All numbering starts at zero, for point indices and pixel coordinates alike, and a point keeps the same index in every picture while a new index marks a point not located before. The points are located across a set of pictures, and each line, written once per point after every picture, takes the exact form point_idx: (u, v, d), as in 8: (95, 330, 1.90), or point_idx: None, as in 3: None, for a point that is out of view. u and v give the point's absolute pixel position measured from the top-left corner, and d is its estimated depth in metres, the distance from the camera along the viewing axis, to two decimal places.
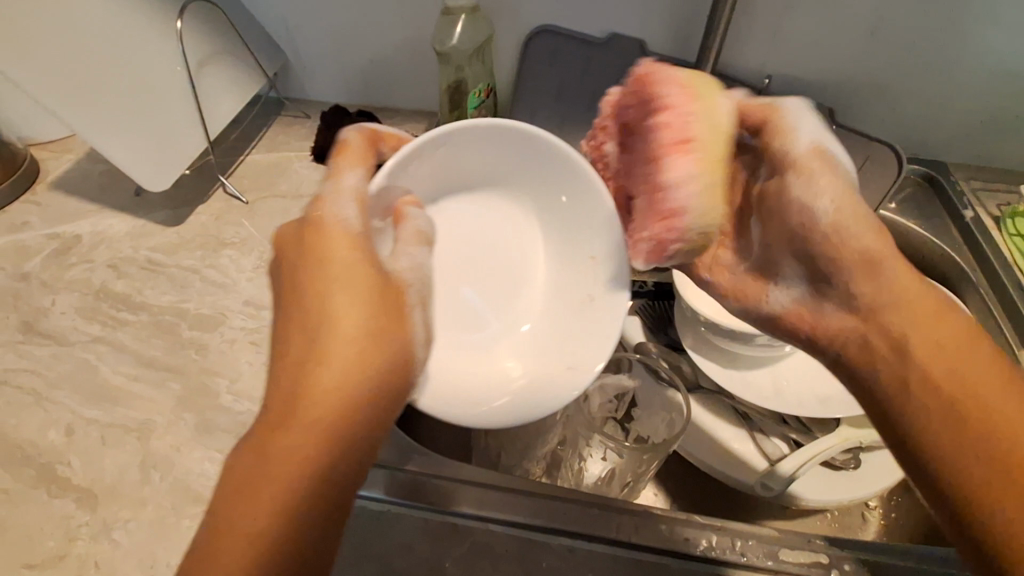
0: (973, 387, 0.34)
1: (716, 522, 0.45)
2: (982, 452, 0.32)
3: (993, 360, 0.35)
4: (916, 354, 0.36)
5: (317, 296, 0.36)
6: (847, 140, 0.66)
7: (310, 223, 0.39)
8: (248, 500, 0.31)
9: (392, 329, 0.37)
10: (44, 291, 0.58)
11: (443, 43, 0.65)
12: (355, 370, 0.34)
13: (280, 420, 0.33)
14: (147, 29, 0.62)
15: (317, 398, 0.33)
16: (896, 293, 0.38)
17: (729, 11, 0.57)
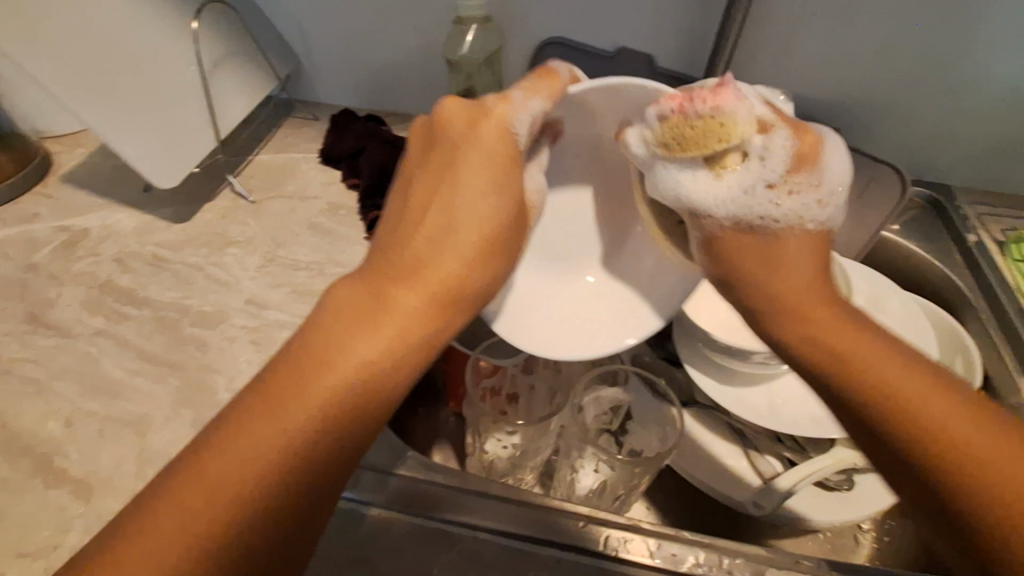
0: (975, 449, 0.32)
1: (705, 539, 0.45)
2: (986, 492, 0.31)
3: (985, 424, 0.33)
4: (877, 386, 0.35)
5: (442, 196, 0.37)
6: (854, 160, 0.65)
7: (486, 111, 0.38)
8: (331, 376, 0.32)
9: (506, 242, 0.38)
10: (50, 282, 0.59)
11: (453, 52, 0.66)
12: (459, 268, 0.36)
13: (398, 275, 0.35)
14: (164, 30, 0.63)
15: (421, 296, 0.34)
16: (852, 346, 0.37)
17: (738, 23, 0.58)
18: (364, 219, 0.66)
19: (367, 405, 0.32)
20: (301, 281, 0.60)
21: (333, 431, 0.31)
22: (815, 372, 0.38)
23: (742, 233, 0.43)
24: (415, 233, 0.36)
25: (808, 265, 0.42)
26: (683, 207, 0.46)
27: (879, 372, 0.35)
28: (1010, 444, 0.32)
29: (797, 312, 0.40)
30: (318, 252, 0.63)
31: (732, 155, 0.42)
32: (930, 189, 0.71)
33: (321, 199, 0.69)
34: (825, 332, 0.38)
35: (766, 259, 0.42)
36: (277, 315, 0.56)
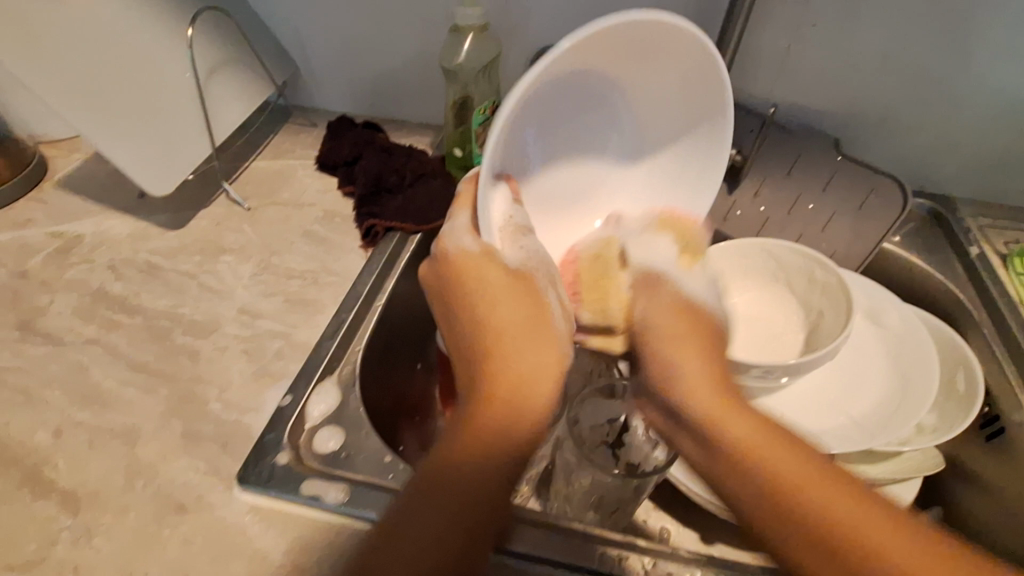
0: (845, 523, 0.33)
1: (700, 557, 0.44)
2: (821, 515, 0.33)
3: (880, 516, 0.33)
4: (828, 519, 0.33)
5: (488, 302, 0.40)
6: (853, 173, 0.64)
7: (441, 259, 0.43)
8: (425, 502, 0.33)
9: (542, 314, 0.40)
10: (43, 289, 0.59)
11: (450, 60, 0.66)
12: (520, 358, 0.38)
13: (469, 395, 0.37)
14: (160, 36, 0.63)
15: (517, 393, 0.36)
16: (738, 427, 0.37)
17: (735, 41, 0.59)
18: (359, 228, 0.65)
19: (488, 491, 0.34)
20: (296, 289, 0.59)
21: (446, 524, 0.33)
22: (738, 448, 0.36)
23: (655, 311, 0.43)
24: (467, 360, 0.40)
25: (711, 377, 0.40)
26: (618, 249, 0.49)
27: (739, 434, 0.37)
28: (898, 529, 0.33)
29: (693, 400, 0.39)
30: (313, 260, 0.62)
31: (655, 233, 0.49)
32: (931, 201, 0.71)
33: (317, 207, 0.68)
34: (707, 411, 0.38)
35: (689, 339, 0.42)
36: (270, 324, 0.56)
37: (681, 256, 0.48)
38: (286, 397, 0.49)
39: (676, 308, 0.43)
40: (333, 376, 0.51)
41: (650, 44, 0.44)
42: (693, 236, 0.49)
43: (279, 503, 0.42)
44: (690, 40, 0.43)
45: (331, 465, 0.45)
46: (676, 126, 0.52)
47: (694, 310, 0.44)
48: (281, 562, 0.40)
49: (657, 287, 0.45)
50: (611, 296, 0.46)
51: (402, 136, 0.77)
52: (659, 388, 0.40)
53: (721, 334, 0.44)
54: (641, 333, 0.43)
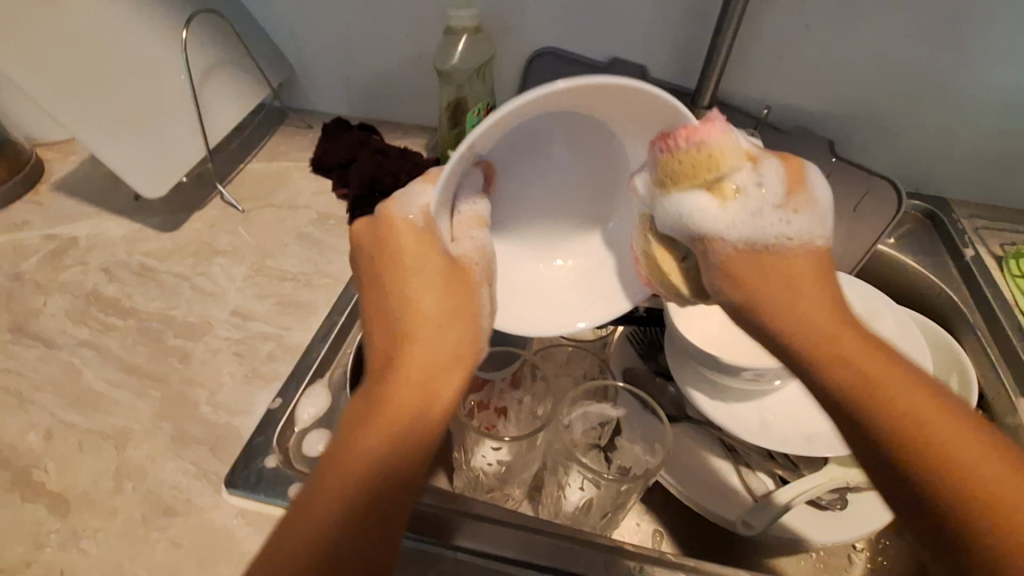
0: (956, 454, 0.29)
1: (688, 562, 0.44)
2: (923, 455, 0.29)
3: (979, 437, 0.30)
4: (918, 436, 0.30)
5: (414, 284, 0.36)
6: (846, 173, 0.65)
7: (380, 219, 0.38)
8: (338, 482, 0.30)
9: (466, 291, 0.36)
10: (37, 291, 0.59)
11: (444, 61, 0.66)
12: (447, 332, 0.34)
13: (387, 366, 0.34)
14: (155, 39, 0.63)
15: (409, 383, 0.32)
16: (812, 313, 0.35)
17: (728, 42, 0.58)
18: (353, 230, 0.65)
19: (416, 427, 0.31)
20: (288, 291, 0.59)
21: (359, 517, 0.29)
22: (811, 350, 0.34)
23: (745, 254, 0.38)
24: (379, 335, 0.36)
25: (811, 280, 0.37)
26: (644, 226, 0.44)
27: (848, 380, 0.32)
28: (985, 440, 0.30)
29: (814, 353, 0.34)
30: (306, 263, 0.62)
31: (682, 164, 0.42)
32: (927, 203, 0.71)
33: (311, 209, 0.69)
34: (821, 335, 0.34)
35: (788, 278, 0.37)
36: (262, 327, 0.56)
37: (790, 189, 0.39)
38: (277, 399, 0.49)
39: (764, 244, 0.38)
40: (323, 379, 0.51)
41: (632, 94, 0.37)
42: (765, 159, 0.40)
43: (271, 507, 0.43)
44: (654, 103, 0.37)
45: (323, 467, 0.46)
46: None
47: (767, 261, 0.38)
48: None
49: (722, 145, 0.38)
50: (664, 261, 0.43)
51: (397, 138, 0.77)
52: (719, 280, 0.39)
53: (833, 273, 0.38)
54: (750, 241, 0.38)
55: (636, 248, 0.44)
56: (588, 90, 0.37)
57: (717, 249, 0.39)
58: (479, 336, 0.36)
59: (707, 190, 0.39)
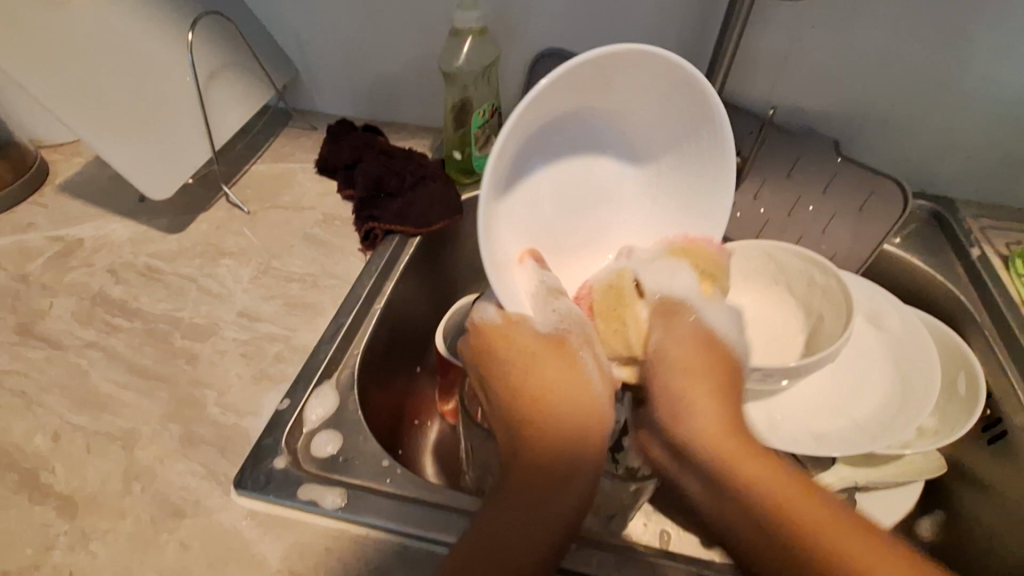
0: (806, 529, 0.34)
1: (700, 563, 0.43)
2: (771, 551, 0.35)
3: (841, 517, 0.35)
4: (792, 523, 0.34)
5: (523, 364, 0.44)
6: (854, 173, 0.65)
7: (484, 336, 0.46)
8: (502, 548, 0.38)
9: (568, 359, 0.44)
10: (43, 293, 0.59)
11: (449, 63, 0.66)
12: (571, 397, 0.43)
13: (519, 453, 0.41)
14: (161, 40, 0.63)
15: (554, 420, 0.42)
16: (706, 414, 0.40)
17: (734, 43, 0.58)
18: (359, 231, 0.65)
19: (545, 511, 0.39)
20: (295, 292, 0.59)
21: (539, 502, 0.39)
22: (703, 450, 0.38)
23: (667, 340, 0.44)
24: (512, 412, 0.43)
25: (703, 370, 0.43)
26: (631, 282, 0.48)
27: (750, 472, 0.37)
28: (868, 535, 0.34)
29: (682, 420, 0.40)
30: (313, 264, 0.62)
31: (672, 259, 0.49)
32: (932, 202, 0.71)
33: (316, 210, 0.68)
34: (725, 456, 0.38)
35: (704, 358, 0.43)
36: (269, 328, 0.56)
37: (702, 283, 0.48)
38: (285, 400, 0.49)
39: (693, 337, 0.45)
40: (331, 379, 0.51)
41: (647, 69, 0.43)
42: (717, 263, 0.49)
43: (279, 509, 0.42)
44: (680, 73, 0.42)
45: (331, 469, 0.45)
46: (666, 134, 0.49)
47: (705, 347, 0.44)
48: (278, 568, 0.40)
49: (682, 307, 0.46)
50: (629, 312, 0.46)
51: (403, 140, 0.77)
52: (658, 392, 0.42)
53: (738, 370, 0.45)
54: (660, 356, 0.44)
55: (642, 276, 0.48)
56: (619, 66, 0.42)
57: (662, 320, 0.46)
58: (589, 375, 0.43)
59: (697, 277, 0.48)
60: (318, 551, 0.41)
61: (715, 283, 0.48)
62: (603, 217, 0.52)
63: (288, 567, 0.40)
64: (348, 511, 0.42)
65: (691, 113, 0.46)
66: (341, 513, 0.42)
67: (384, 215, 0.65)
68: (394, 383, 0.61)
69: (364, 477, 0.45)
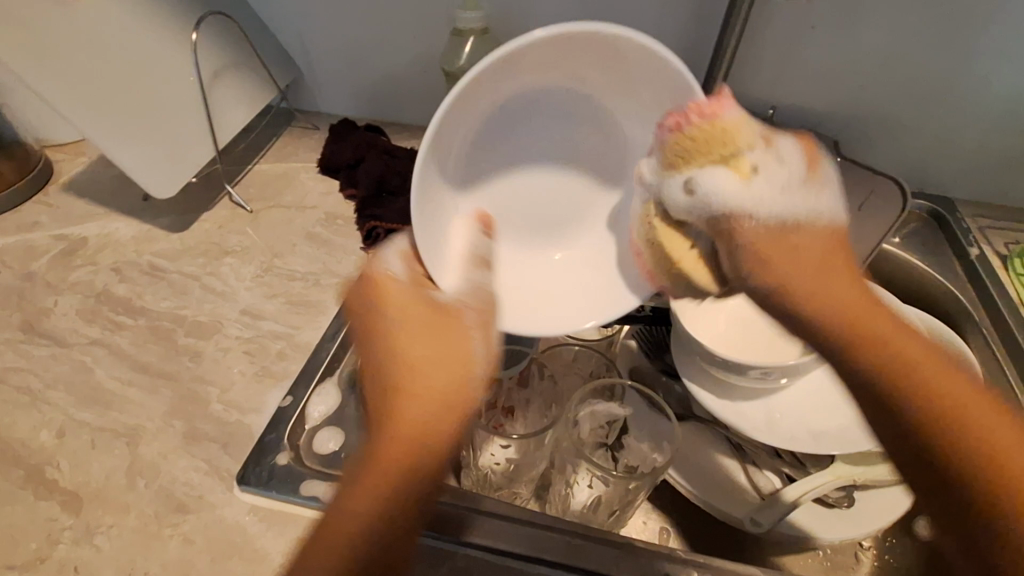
0: (948, 396, 0.33)
1: (699, 558, 0.43)
2: (922, 435, 0.32)
3: (975, 391, 0.33)
4: (904, 357, 0.34)
5: (401, 319, 0.39)
6: (853, 172, 0.66)
7: (369, 281, 0.41)
8: (359, 511, 0.31)
9: (439, 319, 0.39)
10: (47, 290, 0.59)
11: (452, 63, 0.67)
12: (418, 342, 0.37)
13: (383, 396, 0.36)
14: (165, 40, 0.64)
15: (418, 388, 0.35)
16: (818, 288, 0.38)
17: (735, 42, 0.59)
18: (361, 230, 0.65)
19: (413, 479, 0.32)
20: (298, 291, 0.60)
21: (383, 475, 0.32)
22: (846, 323, 0.36)
23: (773, 242, 0.40)
24: (388, 357, 0.37)
25: (826, 270, 0.39)
26: (662, 210, 0.42)
27: (842, 302, 0.37)
28: (997, 410, 0.32)
29: (796, 292, 0.38)
30: (315, 263, 0.63)
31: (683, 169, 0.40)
32: (931, 203, 0.71)
33: (319, 209, 0.69)
34: (842, 316, 0.37)
35: (802, 258, 0.40)
36: (272, 325, 0.56)
37: (736, 168, 0.40)
38: (287, 398, 0.50)
39: (778, 242, 0.40)
40: (332, 378, 0.51)
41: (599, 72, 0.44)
42: (746, 131, 0.40)
43: (282, 504, 0.43)
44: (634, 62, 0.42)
45: (334, 464, 0.46)
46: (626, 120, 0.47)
47: (788, 249, 0.40)
48: (279, 563, 0.40)
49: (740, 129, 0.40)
50: (677, 247, 0.42)
51: (405, 139, 0.77)
52: (770, 300, 0.40)
53: (842, 244, 0.41)
54: (762, 250, 0.40)
55: (637, 239, 0.44)
56: (552, 52, 0.42)
57: (728, 236, 0.41)
58: (476, 352, 0.38)
59: (724, 166, 0.39)
60: None
61: (770, 141, 0.42)
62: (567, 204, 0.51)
63: (290, 562, 0.40)
64: None
65: (639, 84, 0.44)
66: None
67: (386, 215, 0.65)
68: None
69: None
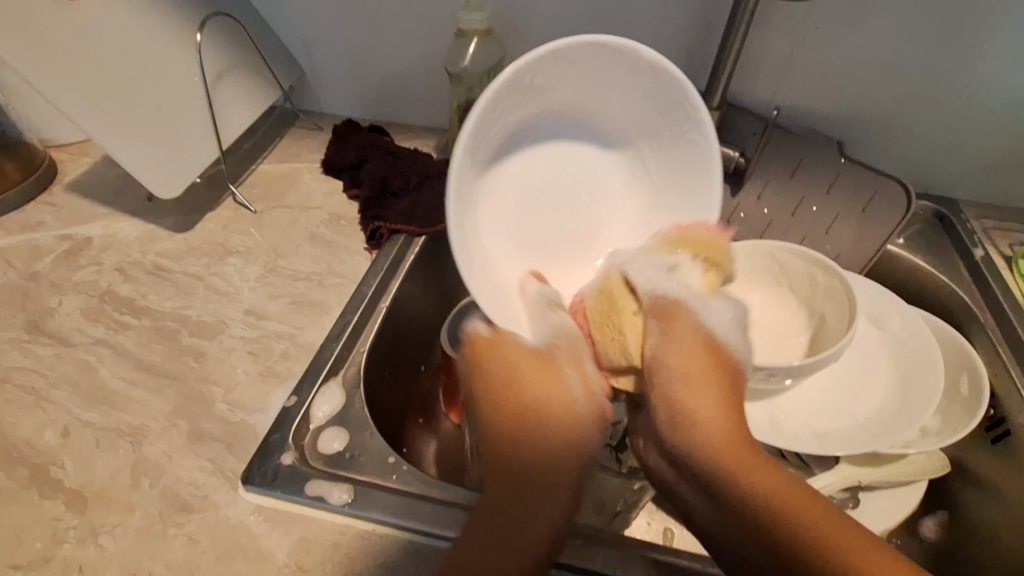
0: (836, 540, 0.33)
1: (703, 559, 0.43)
2: (798, 543, 0.33)
3: (839, 523, 0.34)
4: (767, 497, 0.35)
5: (505, 372, 0.44)
6: (853, 175, 0.65)
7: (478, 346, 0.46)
8: (510, 549, 0.38)
9: (546, 369, 0.44)
10: (52, 290, 0.59)
11: (455, 64, 0.67)
12: (535, 391, 0.44)
13: (504, 445, 0.42)
14: (169, 41, 0.64)
15: (531, 444, 0.42)
16: (700, 411, 0.40)
17: (738, 45, 0.58)
18: (364, 231, 0.65)
19: (536, 510, 0.39)
20: (302, 291, 0.60)
21: (507, 515, 0.39)
22: (711, 449, 0.38)
23: (662, 335, 0.43)
24: (497, 416, 0.43)
25: (711, 378, 0.41)
26: (620, 279, 0.46)
27: (759, 479, 0.36)
28: (873, 544, 0.33)
29: (675, 371, 0.41)
30: (319, 263, 0.63)
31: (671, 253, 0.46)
32: (935, 204, 0.71)
33: (322, 210, 0.69)
34: (719, 445, 0.38)
35: (702, 359, 0.42)
36: (276, 325, 0.56)
37: (706, 276, 0.46)
38: (292, 397, 0.49)
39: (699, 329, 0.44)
40: (338, 377, 0.51)
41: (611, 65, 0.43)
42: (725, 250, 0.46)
43: (287, 503, 0.43)
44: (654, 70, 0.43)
45: (338, 465, 0.45)
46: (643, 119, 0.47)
47: (668, 355, 0.42)
48: (284, 563, 0.40)
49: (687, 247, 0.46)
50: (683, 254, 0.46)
51: (408, 140, 0.78)
52: (651, 365, 0.43)
53: (738, 376, 0.43)
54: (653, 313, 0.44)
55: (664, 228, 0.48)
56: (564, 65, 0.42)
57: (661, 317, 0.44)
58: (568, 383, 0.44)
59: (701, 268, 0.46)
60: (325, 546, 0.41)
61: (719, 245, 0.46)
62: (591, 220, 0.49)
63: (295, 562, 0.40)
64: (354, 507, 0.42)
65: (647, 87, 0.44)
66: (347, 508, 0.42)
67: (390, 215, 0.65)
68: (399, 382, 0.61)
69: (370, 472, 0.45)
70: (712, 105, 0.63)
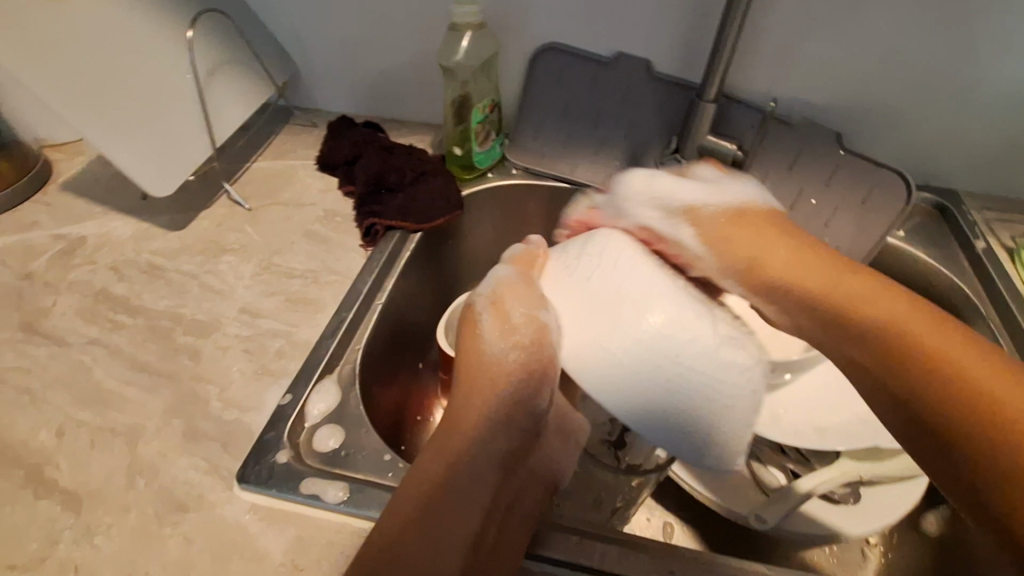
0: (972, 378, 0.37)
1: (703, 555, 0.42)
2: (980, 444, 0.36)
3: (980, 352, 0.39)
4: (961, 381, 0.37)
5: (476, 384, 0.45)
6: (855, 165, 0.64)
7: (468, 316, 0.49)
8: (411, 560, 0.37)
9: (487, 392, 0.45)
10: (47, 290, 0.59)
11: (448, 58, 0.66)
12: (473, 429, 0.44)
13: (439, 474, 0.41)
14: (160, 38, 0.63)
15: (457, 488, 0.41)
16: (892, 313, 0.41)
17: (735, 35, 0.57)
18: (360, 228, 0.65)
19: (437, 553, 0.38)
20: (297, 289, 0.59)
21: (430, 543, 0.38)
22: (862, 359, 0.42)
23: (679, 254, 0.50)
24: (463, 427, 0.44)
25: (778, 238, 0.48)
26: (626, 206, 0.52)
27: (886, 314, 0.41)
28: (1004, 374, 0.37)
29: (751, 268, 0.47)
30: (314, 260, 0.62)
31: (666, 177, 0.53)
32: (936, 195, 0.70)
33: (317, 207, 0.69)
34: (883, 318, 0.41)
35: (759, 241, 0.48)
36: (271, 323, 0.56)
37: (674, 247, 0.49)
38: (287, 395, 0.49)
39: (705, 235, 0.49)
40: (333, 375, 0.51)
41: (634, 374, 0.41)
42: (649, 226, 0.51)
43: (282, 503, 0.43)
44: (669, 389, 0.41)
45: (333, 463, 0.45)
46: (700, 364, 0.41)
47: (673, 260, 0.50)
48: (281, 562, 0.40)
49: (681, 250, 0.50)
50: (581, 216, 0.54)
51: (403, 135, 0.77)
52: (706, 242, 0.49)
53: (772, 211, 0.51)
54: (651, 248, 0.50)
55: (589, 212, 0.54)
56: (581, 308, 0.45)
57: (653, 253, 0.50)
58: (501, 401, 0.45)
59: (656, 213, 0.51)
60: (321, 544, 0.41)
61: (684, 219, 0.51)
62: (624, 310, 0.42)
63: (291, 561, 0.40)
64: (349, 505, 0.42)
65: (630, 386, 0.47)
66: (341, 506, 0.42)
67: (385, 212, 0.65)
68: (397, 378, 0.62)
69: (366, 470, 0.45)
70: (708, 97, 0.62)
